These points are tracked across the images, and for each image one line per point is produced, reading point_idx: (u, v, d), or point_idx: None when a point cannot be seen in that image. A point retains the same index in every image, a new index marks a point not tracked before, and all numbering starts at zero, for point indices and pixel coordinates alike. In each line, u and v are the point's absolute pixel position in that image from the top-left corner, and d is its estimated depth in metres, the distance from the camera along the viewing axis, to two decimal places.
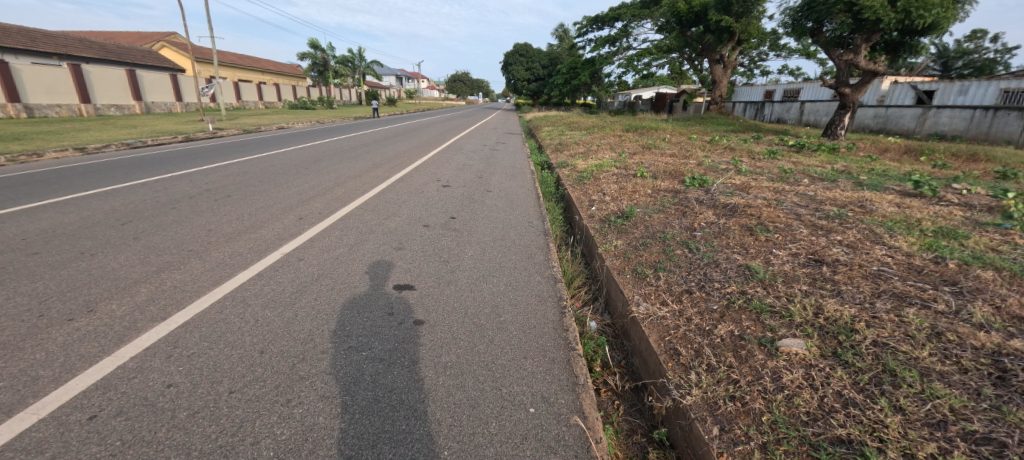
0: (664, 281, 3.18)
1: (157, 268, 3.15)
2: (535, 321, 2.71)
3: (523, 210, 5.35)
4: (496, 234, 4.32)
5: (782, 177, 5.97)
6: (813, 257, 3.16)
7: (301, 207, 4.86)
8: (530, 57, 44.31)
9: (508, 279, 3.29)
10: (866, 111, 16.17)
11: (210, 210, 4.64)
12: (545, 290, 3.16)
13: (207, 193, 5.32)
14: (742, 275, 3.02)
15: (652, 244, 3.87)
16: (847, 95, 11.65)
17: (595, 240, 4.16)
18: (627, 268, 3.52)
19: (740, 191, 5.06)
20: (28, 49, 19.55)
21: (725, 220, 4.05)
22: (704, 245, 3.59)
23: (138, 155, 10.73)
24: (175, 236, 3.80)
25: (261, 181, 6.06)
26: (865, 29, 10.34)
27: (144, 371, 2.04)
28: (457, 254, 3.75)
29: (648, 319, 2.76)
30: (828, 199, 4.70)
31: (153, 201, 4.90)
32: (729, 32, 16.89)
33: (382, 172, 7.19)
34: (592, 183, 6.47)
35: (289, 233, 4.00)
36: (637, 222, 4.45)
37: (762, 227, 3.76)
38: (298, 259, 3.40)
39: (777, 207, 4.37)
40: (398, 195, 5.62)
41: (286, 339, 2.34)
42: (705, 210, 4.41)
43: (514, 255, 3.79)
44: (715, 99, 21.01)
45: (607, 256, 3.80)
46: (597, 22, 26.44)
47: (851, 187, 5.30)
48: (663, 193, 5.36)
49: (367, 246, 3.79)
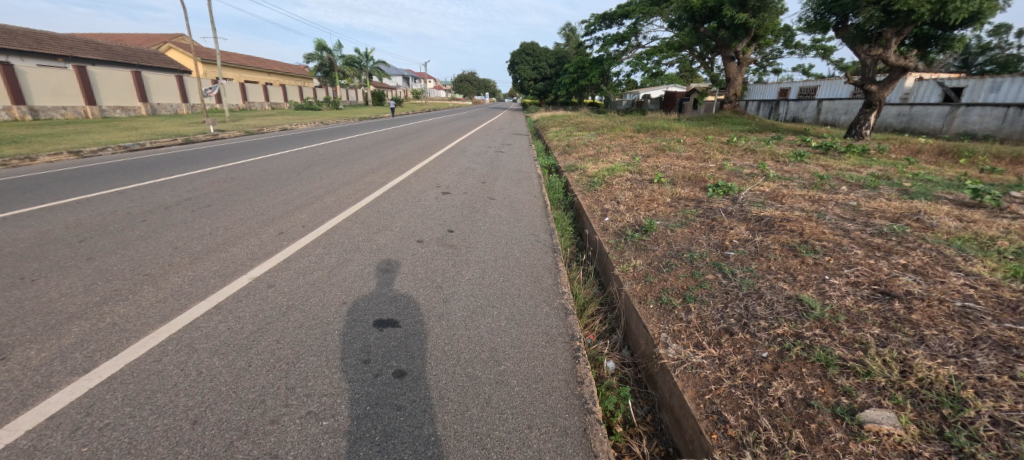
0: (696, 314, 2.67)
1: (101, 298, 2.70)
2: (541, 372, 2.21)
3: (529, 221, 4.85)
4: (497, 250, 3.84)
5: (816, 183, 5.41)
6: (877, 287, 2.62)
7: (284, 219, 4.40)
8: (537, 56, 43.71)
9: (511, 311, 2.79)
10: (890, 110, 15.48)
11: (183, 223, 4.20)
12: (555, 325, 2.67)
13: (186, 203, 4.89)
14: (795, 311, 2.48)
15: (677, 265, 3.34)
16: (873, 93, 10.97)
17: (611, 259, 3.66)
18: (650, 295, 3.02)
19: (773, 201, 4.51)
20: (34, 51, 19.43)
21: (761, 237, 3.51)
22: (741, 269, 3.06)
23: (132, 158, 10.37)
24: (135, 256, 3.37)
25: (246, 189, 5.62)
26: (894, 23, 9.65)
27: (36, 455, 1.58)
28: (453, 277, 3.26)
29: (680, 368, 2.25)
30: (875, 210, 4.13)
31: (123, 212, 4.47)
32: (745, 27, 16.24)
33: (378, 177, 6.73)
34: (604, 189, 5.95)
35: (262, 251, 3.54)
36: (658, 238, 3.93)
37: (808, 247, 3.23)
38: (268, 286, 2.92)
39: (820, 221, 3.83)
40: (392, 204, 5.15)
41: (230, 401, 1.87)
42: (736, 224, 3.87)
43: (516, 278, 3.28)
44: (729, 98, 20.35)
45: (625, 279, 3.29)
46: (606, 19, 25.82)
47: (896, 195, 4.73)
48: (684, 203, 4.84)
49: (349, 268, 3.32)
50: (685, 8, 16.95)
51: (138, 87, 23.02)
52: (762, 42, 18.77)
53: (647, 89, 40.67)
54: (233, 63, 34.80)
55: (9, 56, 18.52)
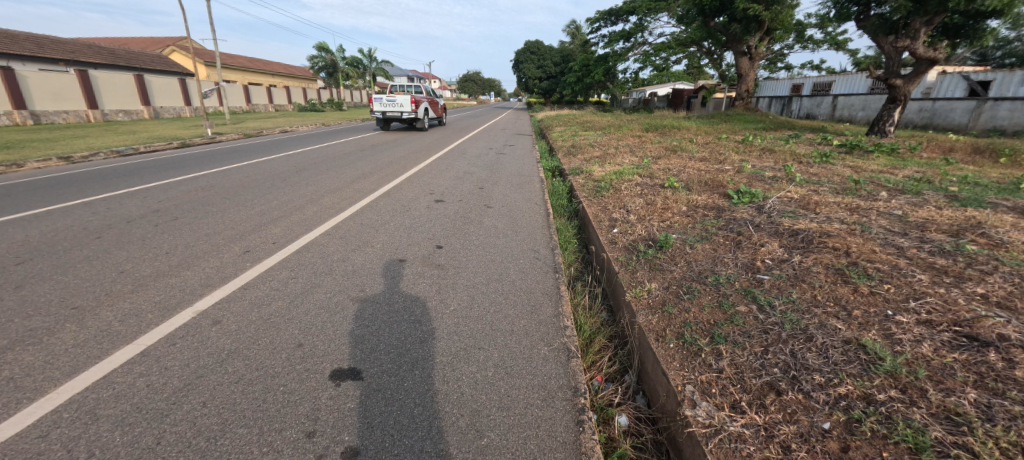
0: (729, 362, 2.16)
1: (8, 343, 2.24)
2: (535, 449, 1.71)
3: (528, 233, 4.35)
4: (489, 271, 3.34)
5: (849, 188, 4.85)
6: (960, 330, 2.08)
7: (255, 234, 3.94)
8: (542, 55, 43.01)
9: (502, 355, 2.29)
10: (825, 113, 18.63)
11: (140, 241, 3.75)
12: (554, 374, 2.18)
13: (152, 216, 4.45)
14: (858, 362, 1.97)
15: (701, 292, 2.81)
16: (898, 87, 10.31)
17: (621, 282, 3.15)
18: (669, 331, 2.51)
19: (806, 210, 3.96)
20: (34, 55, 19.16)
21: (800, 257, 2.98)
22: (780, 299, 2.53)
23: (122, 164, 10.00)
24: (73, 283, 2.92)
25: (223, 198, 5.18)
26: (923, 12, 8.97)
27: None
28: (436, 308, 2.76)
29: (715, 440, 1.73)
30: (926, 222, 3.59)
31: (80, 228, 4.05)
32: (758, 21, 15.53)
33: (368, 184, 6.27)
34: (612, 195, 5.44)
35: (217, 276, 3.07)
36: (675, 255, 3.41)
37: (859, 272, 2.69)
38: (212, 324, 2.45)
39: (865, 236, 3.28)
40: (377, 214, 4.70)
41: None
42: (767, 240, 3.34)
43: (510, 309, 2.78)
44: (741, 94, 19.66)
45: (638, 307, 2.79)
46: (610, 16, 25.24)
47: (944, 203, 4.17)
48: (702, 212, 4.32)
49: (314, 296, 2.83)
50: (694, 2, 16.31)
51: (140, 91, 22.79)
52: (774, 36, 18.11)
53: (654, 87, 39.96)
54: (236, 65, 34.62)
55: (10, 60, 18.37)
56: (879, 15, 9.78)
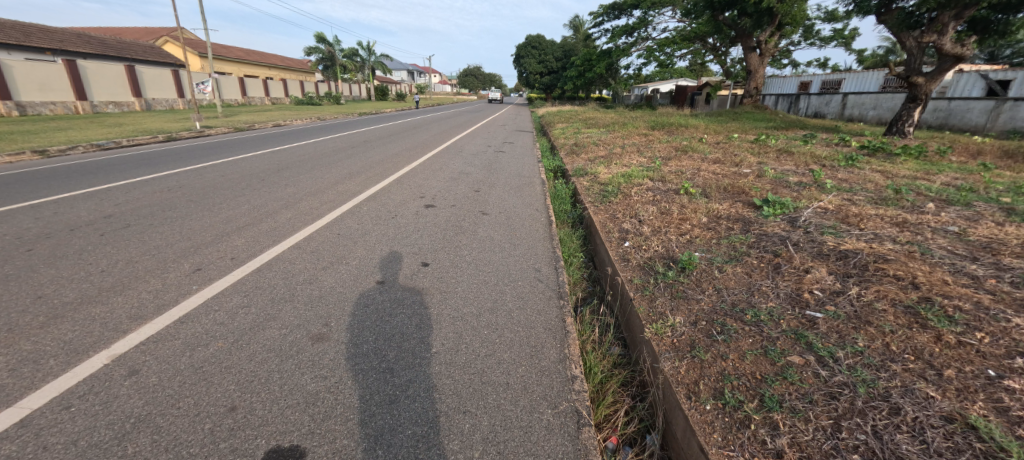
0: (789, 440, 1.63)
1: None
2: None
3: (529, 246, 3.84)
4: (481, 297, 2.82)
5: (888, 197, 4.34)
6: None
7: (214, 246, 3.43)
8: (543, 49, 42.11)
9: (497, 424, 1.78)
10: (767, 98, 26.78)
11: (80, 253, 3.24)
12: (559, 452, 1.67)
13: (102, 222, 3.93)
14: (974, 454, 1.45)
15: (739, 333, 2.29)
16: (920, 85, 9.73)
17: (638, 312, 2.64)
18: (705, 386, 1.98)
19: (847, 225, 3.46)
20: (20, 43, 18.65)
21: (857, 288, 2.48)
22: (843, 349, 2.03)
23: (98, 159, 9.44)
24: None
25: (188, 202, 4.65)
26: (954, 6, 8.42)
27: None
28: (417, 351, 2.24)
29: None
30: (994, 242, 3.08)
31: (15, 236, 3.55)
32: (770, 15, 14.54)
33: (354, 185, 5.74)
34: (621, 202, 4.91)
35: (151, 305, 2.53)
36: (701, 280, 2.89)
37: (937, 313, 2.18)
38: (126, 377, 1.93)
39: (928, 261, 2.76)
40: (358, 223, 4.17)
41: None
42: (811, 263, 2.83)
43: (505, 353, 2.26)
44: (750, 92, 19.00)
45: (663, 348, 2.27)
46: (614, 9, 24.41)
47: (1002, 216, 3.68)
48: (725, 223, 3.82)
49: (266, 334, 2.30)
50: None
51: (131, 82, 21.97)
52: (785, 31, 17.45)
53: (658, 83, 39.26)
54: (230, 57, 33.76)
55: None
56: (902, 8, 9.29)
